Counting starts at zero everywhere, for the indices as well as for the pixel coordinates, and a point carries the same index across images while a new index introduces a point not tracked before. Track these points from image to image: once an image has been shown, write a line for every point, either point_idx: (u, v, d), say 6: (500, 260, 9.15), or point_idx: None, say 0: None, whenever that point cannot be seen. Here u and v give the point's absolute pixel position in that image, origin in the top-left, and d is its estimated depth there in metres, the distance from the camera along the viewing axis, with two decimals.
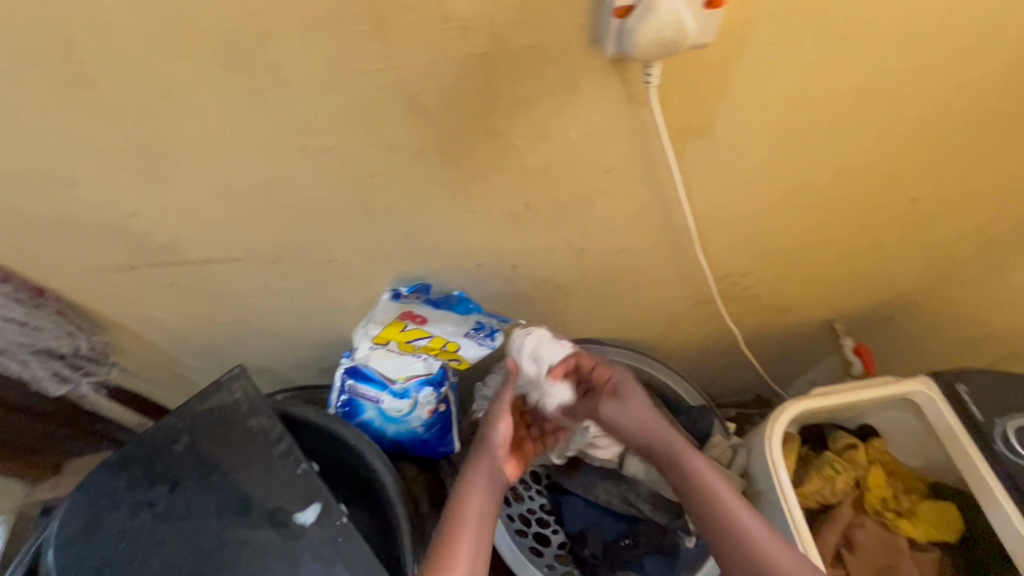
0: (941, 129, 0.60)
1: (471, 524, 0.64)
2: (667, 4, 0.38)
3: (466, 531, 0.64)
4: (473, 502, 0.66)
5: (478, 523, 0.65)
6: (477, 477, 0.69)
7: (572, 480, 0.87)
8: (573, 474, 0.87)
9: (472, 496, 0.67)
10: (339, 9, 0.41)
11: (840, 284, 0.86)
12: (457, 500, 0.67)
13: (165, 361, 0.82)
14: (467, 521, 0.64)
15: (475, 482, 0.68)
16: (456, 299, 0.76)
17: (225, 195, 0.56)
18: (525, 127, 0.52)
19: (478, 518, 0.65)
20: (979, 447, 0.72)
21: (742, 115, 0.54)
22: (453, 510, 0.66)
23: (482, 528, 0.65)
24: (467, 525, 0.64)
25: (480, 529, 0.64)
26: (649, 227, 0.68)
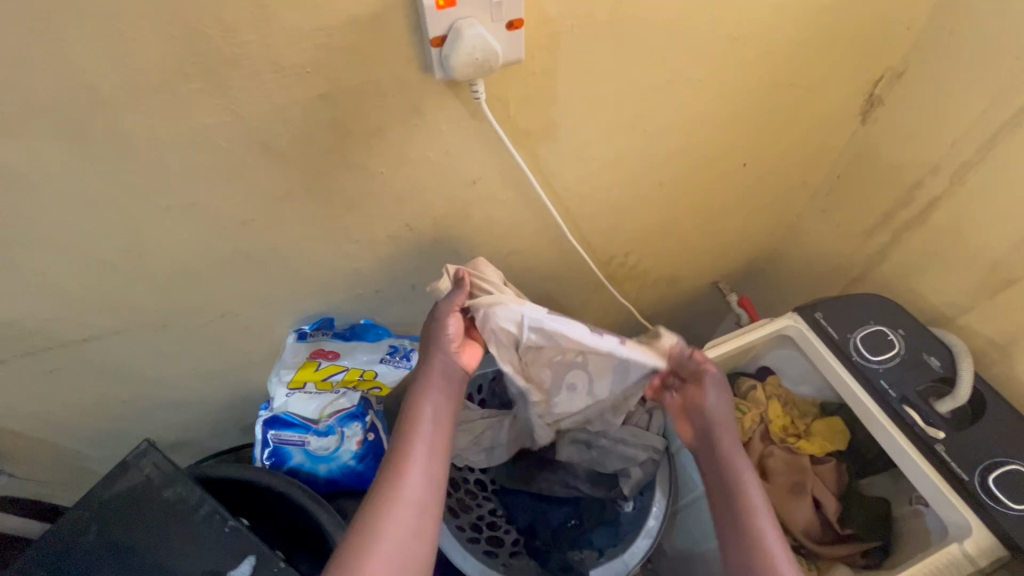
0: (745, 102, 0.71)
1: (426, 427, 0.61)
2: (470, 30, 0.44)
3: (421, 438, 0.60)
4: (431, 401, 0.63)
5: (435, 427, 0.62)
6: (432, 378, 0.64)
7: (513, 479, 0.89)
8: (513, 474, 0.90)
9: (429, 394, 0.63)
10: (172, 72, 0.43)
11: (712, 247, 0.97)
12: (412, 400, 0.63)
13: (64, 457, 0.77)
14: (422, 424, 0.61)
15: (431, 384, 0.64)
16: (363, 327, 0.77)
17: (95, 268, 0.55)
18: (384, 155, 0.56)
19: (435, 422, 0.62)
20: (841, 361, 0.82)
21: (573, 115, 0.61)
22: (408, 413, 0.62)
23: (439, 432, 0.62)
24: (422, 431, 0.61)
25: (434, 437, 0.61)
26: (529, 225, 0.74)
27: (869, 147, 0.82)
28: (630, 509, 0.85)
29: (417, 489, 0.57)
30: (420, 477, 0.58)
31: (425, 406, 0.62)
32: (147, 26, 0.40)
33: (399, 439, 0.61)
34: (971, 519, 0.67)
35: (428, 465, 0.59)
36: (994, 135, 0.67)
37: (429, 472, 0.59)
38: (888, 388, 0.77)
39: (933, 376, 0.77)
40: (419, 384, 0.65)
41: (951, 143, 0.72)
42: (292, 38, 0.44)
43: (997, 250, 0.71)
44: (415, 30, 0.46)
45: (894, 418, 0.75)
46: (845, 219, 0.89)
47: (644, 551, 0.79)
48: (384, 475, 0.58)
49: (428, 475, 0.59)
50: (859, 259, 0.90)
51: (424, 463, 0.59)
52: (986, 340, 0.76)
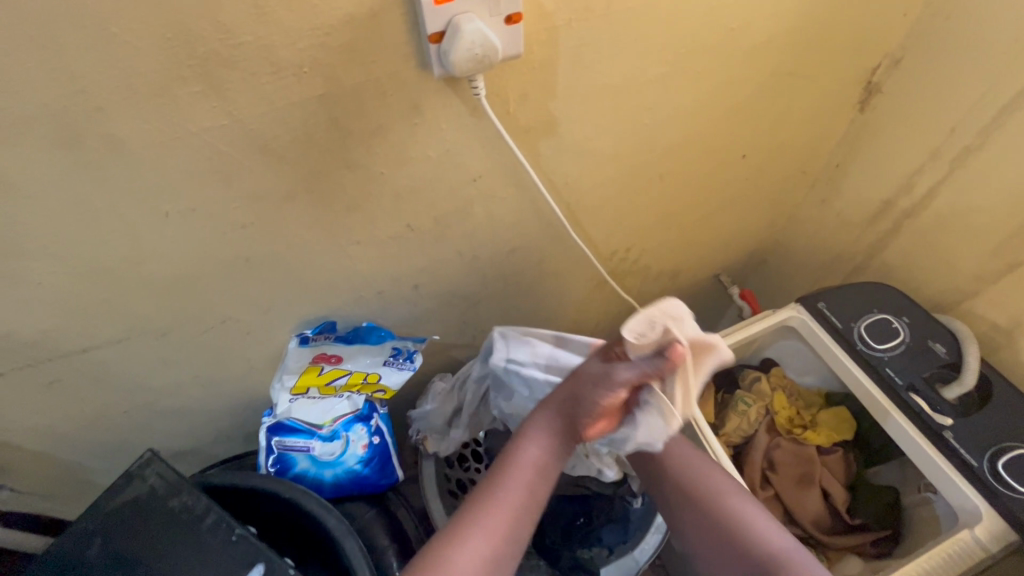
0: (744, 92, 0.71)
1: (528, 468, 0.63)
2: (469, 25, 0.44)
3: (518, 477, 0.62)
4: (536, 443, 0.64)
5: (539, 470, 0.63)
6: (542, 420, 0.65)
7: None
8: None
9: (537, 435, 0.64)
10: (168, 75, 0.42)
11: (713, 239, 0.97)
12: (520, 438, 0.65)
13: (67, 470, 0.76)
14: (527, 465, 0.63)
15: (540, 426, 0.65)
16: (366, 330, 0.76)
17: (94, 277, 0.55)
18: (384, 153, 0.56)
19: (540, 465, 0.63)
20: (847, 350, 0.81)
21: (573, 110, 0.61)
22: (512, 450, 0.64)
23: (536, 476, 0.63)
24: (521, 472, 0.62)
25: (531, 480, 0.62)
26: (529, 222, 0.74)
27: (869, 135, 0.82)
28: (638, 505, 0.85)
29: (500, 523, 0.59)
30: (501, 516, 0.60)
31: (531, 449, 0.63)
32: (142, 29, 0.39)
33: (494, 474, 0.63)
34: (981, 504, 0.67)
35: (516, 506, 0.61)
36: (994, 119, 0.67)
37: (517, 514, 0.61)
38: (894, 375, 0.77)
39: (938, 363, 0.77)
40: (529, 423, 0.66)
41: (951, 129, 0.72)
42: (289, 37, 0.43)
43: (1001, 234, 0.71)
44: (413, 27, 0.46)
45: (901, 406, 0.75)
46: (846, 208, 0.89)
47: (654, 548, 0.82)
48: (470, 510, 0.60)
49: (515, 513, 0.60)
50: (861, 248, 0.90)
51: (516, 503, 0.61)
52: (991, 325, 0.76)
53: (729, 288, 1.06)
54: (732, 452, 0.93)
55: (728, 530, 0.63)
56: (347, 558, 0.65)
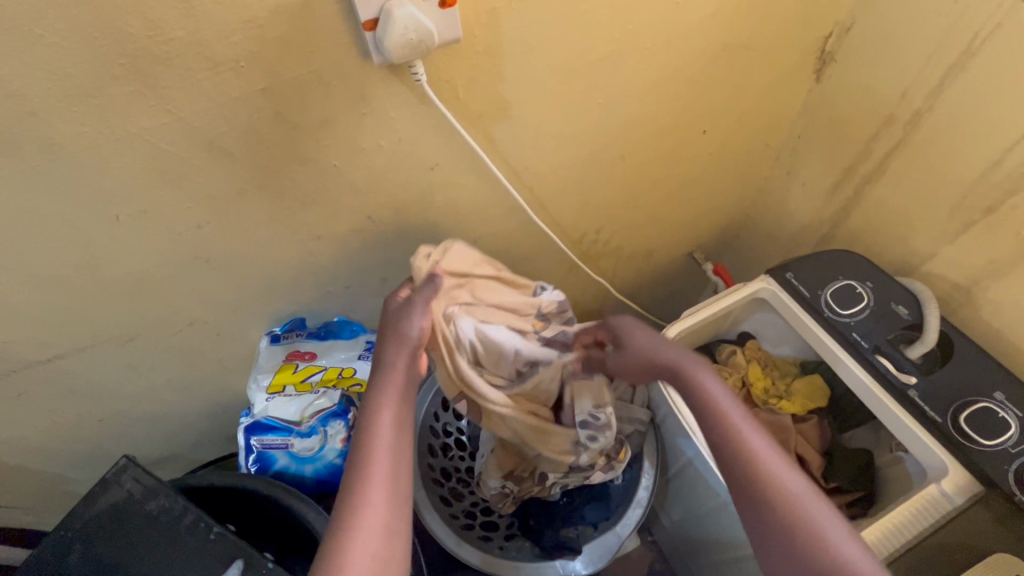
0: (697, 66, 0.71)
1: (387, 434, 0.58)
2: (401, 10, 0.44)
3: (383, 445, 0.57)
4: (387, 408, 0.60)
5: (394, 435, 0.58)
6: (390, 383, 0.61)
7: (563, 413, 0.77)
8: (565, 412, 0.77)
9: (386, 400, 0.60)
10: (99, 75, 0.42)
11: (681, 216, 0.97)
12: (369, 409, 0.60)
13: (46, 481, 0.76)
14: (384, 429, 0.58)
15: (385, 390, 0.61)
16: (338, 325, 0.77)
17: (50, 285, 0.55)
18: (334, 145, 0.56)
19: (395, 432, 0.58)
20: (815, 318, 0.83)
21: (524, 93, 0.61)
22: (367, 425, 0.58)
23: (398, 439, 0.58)
24: (380, 442, 0.57)
25: (398, 445, 0.57)
26: (493, 208, 0.74)
27: (826, 105, 0.83)
28: (619, 482, 0.87)
29: (382, 510, 0.52)
30: (384, 490, 0.53)
31: (385, 413, 0.59)
32: (68, 29, 0.39)
33: (358, 457, 0.56)
34: (948, 461, 0.69)
35: (392, 484, 0.54)
36: (942, 80, 0.68)
37: (396, 487, 0.54)
38: (861, 339, 0.78)
39: (902, 325, 0.78)
40: (373, 391, 0.61)
41: (902, 93, 0.72)
42: (222, 32, 0.43)
43: (954, 195, 0.72)
44: (347, 15, 0.46)
45: (869, 368, 0.77)
46: (809, 178, 0.90)
47: (636, 521, 0.81)
48: (348, 494, 0.53)
49: (393, 491, 0.54)
50: (826, 217, 0.91)
51: (390, 474, 0.55)
52: (951, 285, 0.78)
53: (703, 265, 1.07)
54: None
55: (776, 505, 0.53)
56: (327, 547, 0.66)
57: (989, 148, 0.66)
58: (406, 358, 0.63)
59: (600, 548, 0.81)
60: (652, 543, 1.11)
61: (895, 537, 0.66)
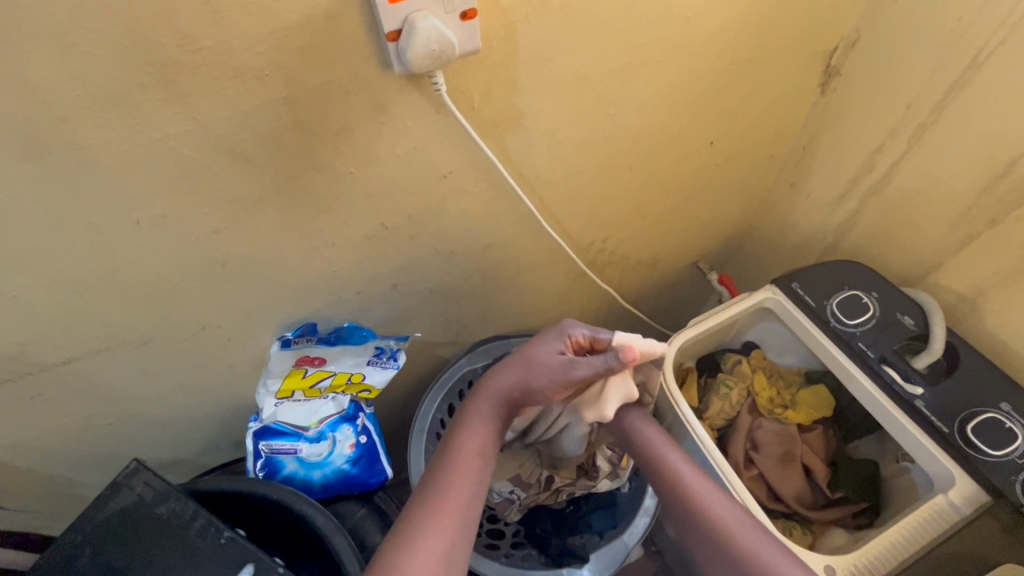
0: (706, 79, 0.72)
1: (469, 458, 0.65)
2: (424, 22, 0.45)
3: (464, 467, 0.64)
4: (471, 434, 0.68)
5: (473, 460, 0.65)
6: (482, 413, 0.70)
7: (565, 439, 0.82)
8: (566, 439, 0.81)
9: (472, 427, 0.68)
10: (129, 82, 0.43)
11: (688, 226, 0.98)
12: (457, 434, 0.68)
13: (53, 485, 0.76)
14: (467, 452, 0.66)
15: (474, 418, 0.69)
16: (348, 330, 0.77)
17: (70, 288, 0.55)
18: (352, 154, 0.57)
19: (476, 455, 0.66)
20: (820, 328, 0.83)
21: (537, 104, 0.62)
22: (451, 452, 0.66)
23: (477, 464, 0.65)
24: (463, 464, 0.65)
25: (478, 470, 0.65)
26: (504, 216, 0.75)
27: (831, 118, 0.84)
28: (625, 491, 0.87)
29: (452, 526, 0.59)
30: (459, 513, 0.61)
31: (468, 439, 0.67)
32: (101, 38, 0.40)
33: (440, 475, 0.64)
34: (954, 470, 0.69)
35: (466, 510, 0.61)
36: (946, 95, 0.69)
37: (466, 508, 0.61)
38: (866, 349, 0.79)
39: (907, 335, 0.79)
40: (463, 419, 0.70)
41: (907, 107, 0.74)
42: (249, 41, 0.44)
43: (958, 207, 0.73)
44: (370, 27, 0.47)
45: (875, 378, 0.77)
46: (814, 190, 0.91)
47: (643, 530, 0.81)
48: (425, 509, 0.60)
49: (465, 516, 0.61)
50: (831, 228, 0.92)
51: (466, 498, 0.62)
52: (956, 296, 0.78)
53: (707, 275, 1.08)
54: (716, 435, 0.94)
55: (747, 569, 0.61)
56: (337, 553, 0.66)
57: (992, 162, 0.67)
58: (510, 386, 0.71)
59: (607, 555, 0.80)
60: (655, 554, 1.11)
61: (901, 548, 0.67)
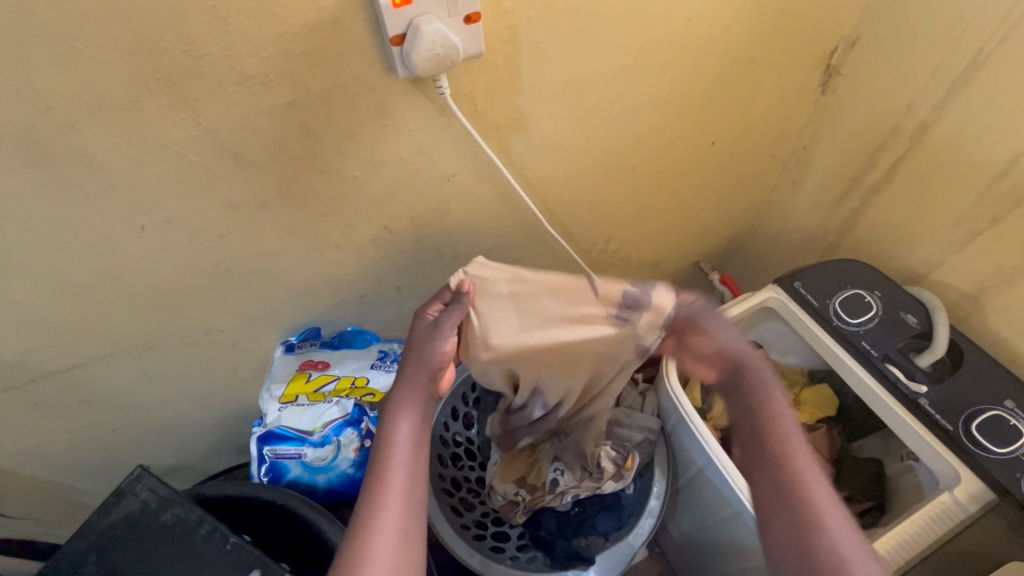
0: (708, 79, 0.72)
1: (405, 446, 0.59)
2: (429, 26, 0.45)
3: (400, 456, 0.57)
4: (407, 420, 0.61)
5: (413, 447, 0.59)
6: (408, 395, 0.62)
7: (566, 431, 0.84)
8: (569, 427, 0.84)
9: (405, 412, 0.61)
10: (135, 89, 0.43)
11: (690, 227, 0.98)
12: (388, 418, 0.61)
13: (57, 491, 0.75)
14: (406, 438, 0.59)
15: (404, 399, 0.62)
16: (352, 334, 0.77)
17: (74, 293, 0.55)
18: (355, 157, 0.57)
19: (416, 442, 0.59)
20: (824, 326, 0.83)
21: (540, 106, 0.62)
22: (385, 439, 0.59)
23: (418, 452, 0.59)
24: (398, 451, 0.58)
25: (415, 457, 0.58)
26: (507, 218, 0.75)
27: (832, 117, 0.85)
28: (630, 492, 0.86)
29: (400, 520, 0.53)
30: (404, 501, 0.55)
31: (401, 424, 0.60)
32: (107, 44, 0.40)
33: (378, 468, 0.57)
34: (959, 468, 0.69)
35: (411, 489, 0.55)
36: (947, 93, 0.69)
37: (414, 497, 0.55)
38: (870, 347, 0.79)
39: (911, 333, 0.79)
40: (388, 407, 0.62)
41: (908, 106, 0.74)
42: (254, 46, 0.44)
43: (961, 205, 0.73)
44: (375, 31, 0.47)
45: (879, 377, 0.77)
46: (815, 189, 0.92)
47: (649, 531, 0.81)
48: (368, 503, 0.54)
49: (410, 511, 0.54)
50: (833, 227, 0.92)
51: (410, 490, 0.55)
52: (959, 294, 0.78)
53: (709, 275, 1.08)
54: (721, 434, 0.94)
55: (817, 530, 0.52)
56: (342, 559, 0.65)
57: (994, 160, 0.67)
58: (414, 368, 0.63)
59: (613, 558, 0.80)
60: (660, 555, 1.11)
61: (907, 546, 0.66)
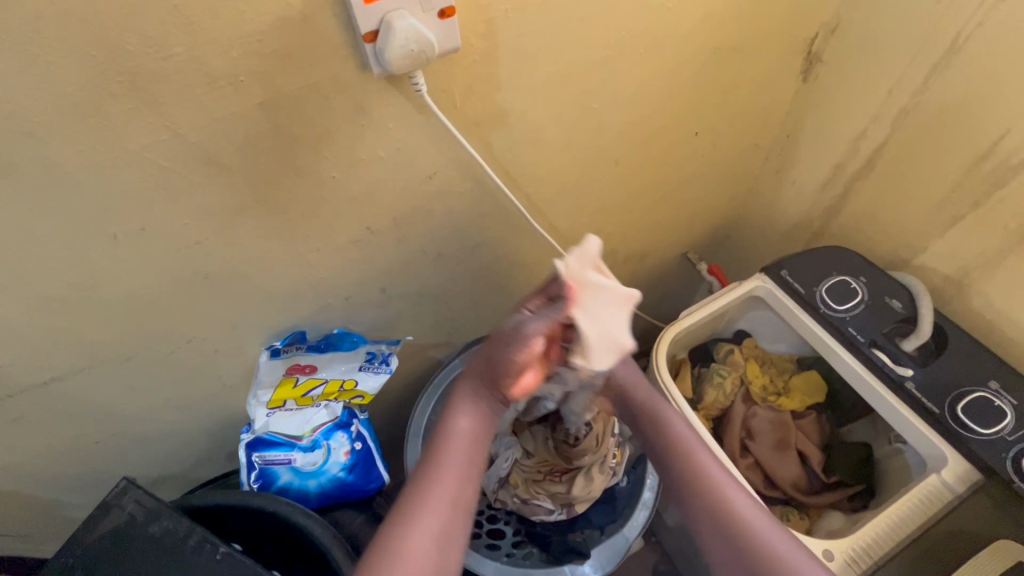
0: (688, 69, 0.72)
1: (462, 439, 0.63)
2: (402, 22, 0.44)
3: (456, 449, 0.62)
4: (466, 416, 0.65)
5: (471, 442, 0.64)
6: (474, 397, 0.67)
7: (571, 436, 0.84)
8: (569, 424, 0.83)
9: (465, 409, 0.66)
10: (98, 94, 0.42)
11: (675, 218, 0.98)
12: (450, 412, 0.66)
13: (41, 506, 0.74)
14: (462, 437, 0.63)
15: (465, 399, 0.67)
16: (337, 336, 0.76)
17: (46, 305, 0.53)
18: (332, 157, 0.55)
19: (471, 439, 0.64)
20: (809, 313, 0.83)
21: (519, 101, 0.61)
22: (445, 426, 0.64)
23: (472, 451, 0.63)
24: (457, 444, 0.63)
25: (467, 455, 0.62)
26: (491, 215, 0.74)
27: (815, 104, 0.84)
28: (624, 484, 0.86)
29: (451, 494, 0.59)
30: (453, 491, 0.59)
31: (462, 421, 0.64)
32: (65, 48, 0.39)
33: (429, 462, 0.61)
34: (947, 451, 0.70)
35: (464, 477, 0.61)
36: (927, 78, 0.69)
37: (462, 489, 0.60)
38: (856, 333, 0.79)
39: (896, 317, 0.79)
40: (454, 400, 0.67)
41: (889, 91, 0.74)
42: (221, 47, 0.43)
43: (942, 189, 0.73)
44: (347, 28, 0.46)
45: (866, 362, 0.78)
46: (799, 177, 0.92)
47: (643, 523, 0.81)
48: (422, 483, 0.59)
49: (458, 497, 0.59)
50: (818, 214, 0.92)
51: (460, 481, 0.60)
52: (942, 277, 0.79)
53: (697, 265, 1.09)
54: (711, 425, 0.94)
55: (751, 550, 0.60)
56: (335, 563, 0.65)
57: (974, 143, 0.68)
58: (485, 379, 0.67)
59: (608, 550, 0.80)
60: (655, 544, 1.11)
61: (900, 528, 0.67)
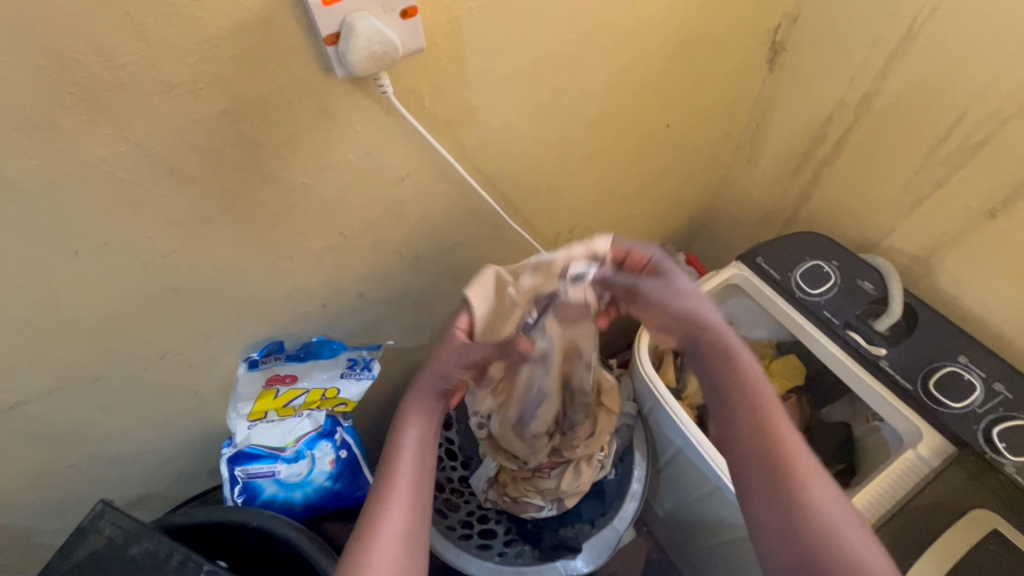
0: (656, 62, 0.72)
1: (411, 457, 0.53)
2: (363, 23, 0.44)
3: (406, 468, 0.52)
4: (413, 428, 0.55)
5: (421, 456, 0.53)
6: (420, 404, 0.58)
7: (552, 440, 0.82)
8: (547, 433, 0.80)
9: (412, 419, 0.56)
10: (49, 106, 0.40)
11: (651, 211, 0.99)
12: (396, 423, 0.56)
13: (14, 534, 0.71)
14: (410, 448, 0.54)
15: (412, 406, 0.57)
16: (317, 344, 0.75)
17: (7, 326, 0.52)
18: (300, 162, 0.54)
19: (422, 452, 0.54)
20: (784, 299, 0.85)
21: (489, 99, 0.61)
22: (391, 440, 0.55)
23: (424, 466, 0.53)
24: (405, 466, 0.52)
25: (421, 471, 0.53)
26: (467, 214, 0.74)
27: (781, 92, 0.86)
28: (612, 477, 0.87)
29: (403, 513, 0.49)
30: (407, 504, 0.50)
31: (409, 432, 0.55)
32: (11, 60, 0.37)
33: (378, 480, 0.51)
34: (920, 426, 0.72)
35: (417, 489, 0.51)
36: (886, 63, 0.71)
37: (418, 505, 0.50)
38: (831, 316, 0.81)
39: (868, 299, 0.81)
40: (400, 413, 0.57)
41: (851, 78, 0.76)
42: (177, 53, 0.42)
43: (906, 172, 0.75)
44: (308, 31, 0.45)
45: (842, 344, 0.79)
46: (770, 165, 0.93)
47: (632, 515, 0.82)
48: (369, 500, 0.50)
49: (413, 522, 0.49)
50: (789, 200, 0.94)
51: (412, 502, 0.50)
52: (910, 257, 0.81)
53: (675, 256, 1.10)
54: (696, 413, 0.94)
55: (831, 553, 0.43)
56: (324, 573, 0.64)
57: (934, 126, 0.70)
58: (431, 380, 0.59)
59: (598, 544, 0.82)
60: (647, 534, 1.12)
61: (882, 502, 0.68)
